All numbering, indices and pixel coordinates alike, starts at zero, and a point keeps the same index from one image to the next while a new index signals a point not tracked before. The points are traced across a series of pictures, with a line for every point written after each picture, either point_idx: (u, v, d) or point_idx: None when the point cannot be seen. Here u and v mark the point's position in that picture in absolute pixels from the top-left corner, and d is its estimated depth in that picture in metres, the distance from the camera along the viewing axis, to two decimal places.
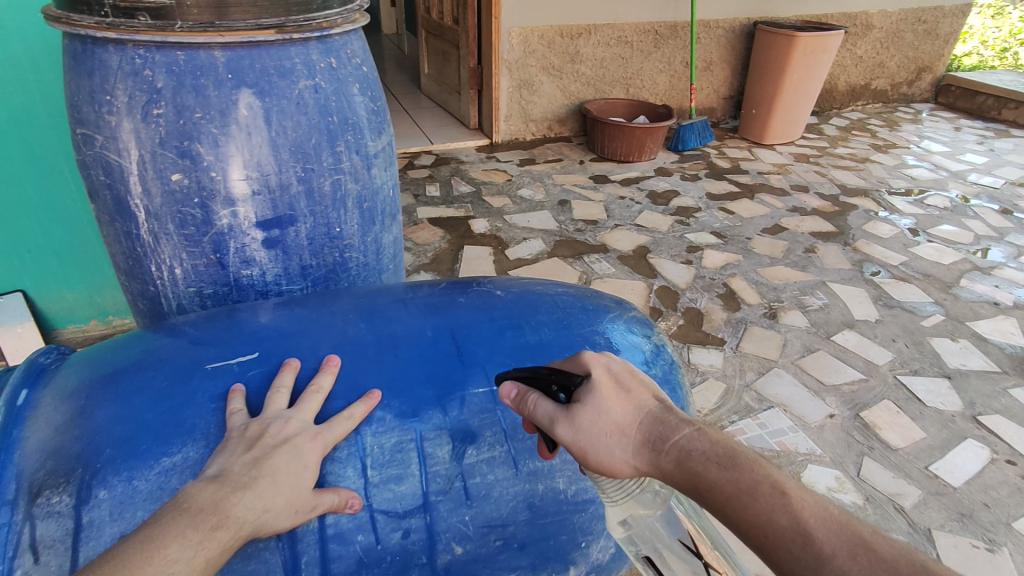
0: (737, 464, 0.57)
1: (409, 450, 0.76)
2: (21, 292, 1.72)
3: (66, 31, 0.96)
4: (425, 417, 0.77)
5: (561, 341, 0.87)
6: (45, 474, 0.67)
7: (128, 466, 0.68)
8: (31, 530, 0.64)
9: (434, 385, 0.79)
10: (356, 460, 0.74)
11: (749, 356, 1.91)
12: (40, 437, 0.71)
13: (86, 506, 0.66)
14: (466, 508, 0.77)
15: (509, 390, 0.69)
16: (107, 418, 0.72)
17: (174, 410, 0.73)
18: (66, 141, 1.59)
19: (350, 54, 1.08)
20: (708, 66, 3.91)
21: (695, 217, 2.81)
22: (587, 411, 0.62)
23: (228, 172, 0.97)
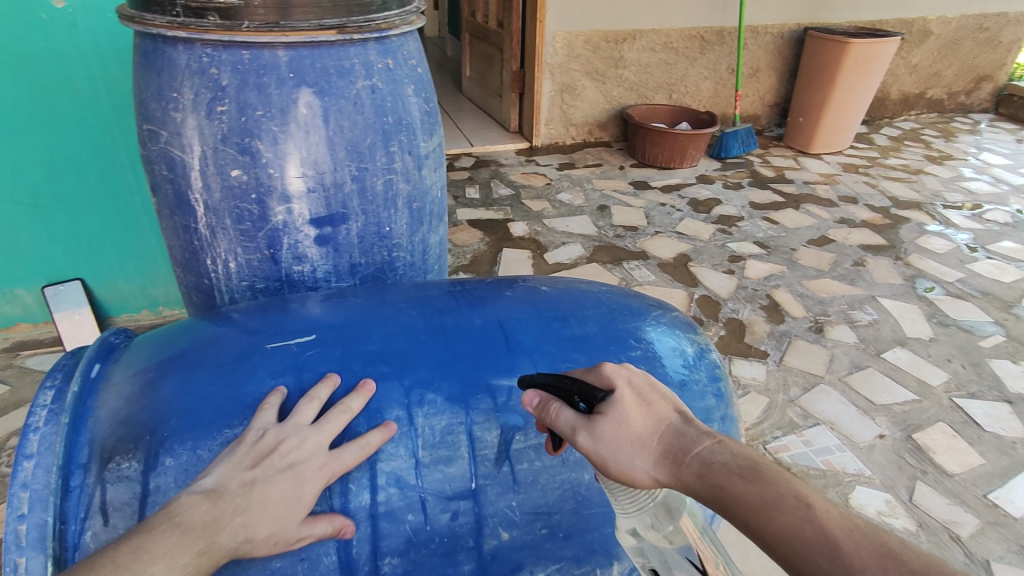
0: (760, 477, 0.56)
1: (458, 432, 0.76)
2: (80, 281, 1.78)
3: (137, 30, 1.00)
4: (474, 404, 0.77)
5: (607, 338, 0.86)
6: (116, 440, 0.71)
7: (193, 436, 0.71)
8: (103, 493, 0.68)
9: (482, 371, 0.79)
10: (407, 440, 0.74)
11: (793, 370, 1.86)
12: (111, 406, 0.75)
13: (154, 472, 0.69)
14: (513, 494, 0.76)
15: (531, 398, 0.69)
16: (174, 390, 0.75)
17: (235, 385, 0.75)
18: (128, 135, 1.65)
19: (406, 55, 1.09)
20: (755, 72, 3.83)
21: (738, 226, 2.75)
22: (609, 422, 0.61)
23: (286, 170, 0.98)
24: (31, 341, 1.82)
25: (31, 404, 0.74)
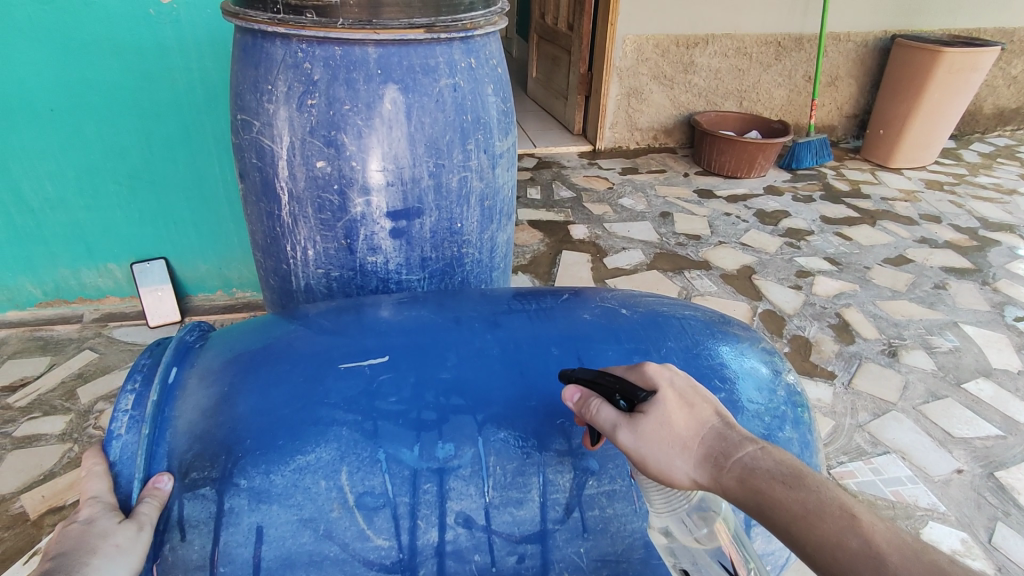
0: (804, 484, 0.55)
1: (530, 474, 0.74)
2: (164, 260, 1.90)
3: (239, 25, 1.05)
4: (547, 445, 0.76)
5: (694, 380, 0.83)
6: (193, 456, 0.72)
7: (267, 459, 0.71)
8: (179, 509, 0.69)
9: (558, 407, 0.78)
10: (477, 479, 0.73)
11: (862, 395, 1.77)
12: (188, 419, 0.75)
13: (228, 493, 0.69)
14: (581, 540, 0.74)
15: (571, 394, 0.69)
16: (249, 409, 0.75)
17: (309, 407, 0.75)
18: (219, 125, 1.74)
19: (488, 55, 1.10)
20: (833, 81, 3.68)
21: (807, 241, 2.65)
22: (651, 421, 0.61)
23: (367, 163, 1.02)
24: (117, 313, 1.94)
25: (112, 411, 0.75)
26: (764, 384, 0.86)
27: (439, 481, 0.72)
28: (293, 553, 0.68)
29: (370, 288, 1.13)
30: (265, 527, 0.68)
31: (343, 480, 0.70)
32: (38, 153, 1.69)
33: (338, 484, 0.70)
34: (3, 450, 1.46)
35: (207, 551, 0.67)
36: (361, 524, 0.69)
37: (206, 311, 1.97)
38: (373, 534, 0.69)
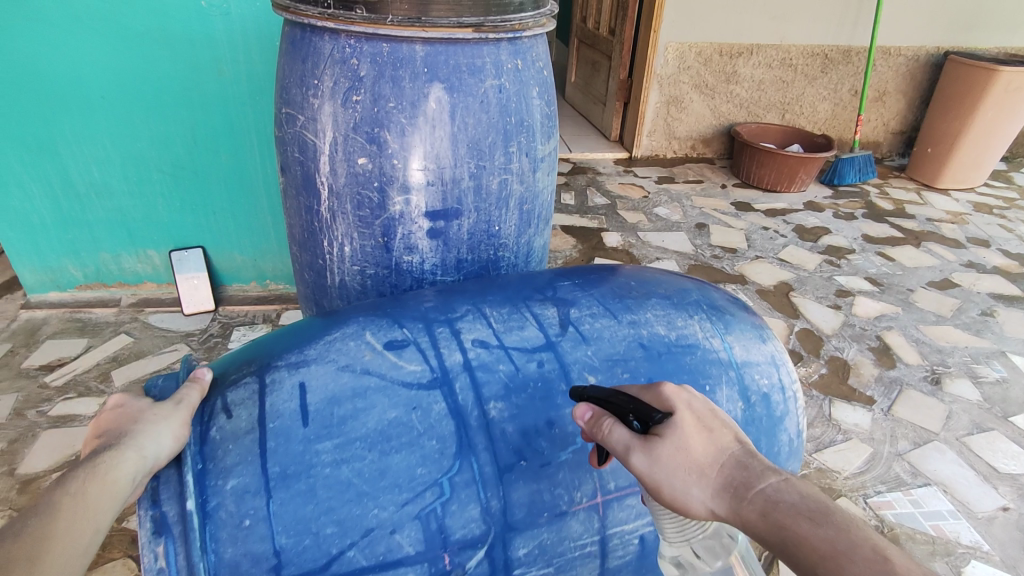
0: (832, 522, 0.52)
1: (522, 310, 0.87)
2: (201, 249, 1.93)
3: (288, 19, 1.05)
4: (530, 299, 0.90)
5: (628, 277, 0.99)
6: (230, 371, 0.81)
7: (297, 347, 0.81)
8: (223, 399, 0.75)
9: (529, 286, 0.94)
10: (481, 320, 0.84)
11: (902, 422, 1.70)
12: (219, 364, 0.86)
13: (268, 373, 0.77)
14: (585, 346, 0.83)
15: (583, 412, 0.65)
16: (276, 340, 0.87)
17: (329, 320, 0.88)
18: (262, 118, 1.76)
19: (535, 57, 1.09)
20: (880, 97, 3.58)
21: (847, 259, 2.57)
22: (668, 445, 0.58)
23: (409, 162, 1.01)
24: (154, 299, 1.98)
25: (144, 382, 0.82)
26: (695, 288, 0.99)
27: (449, 325, 0.83)
28: (337, 392, 0.74)
29: (404, 288, 1.12)
30: (307, 380, 0.75)
31: (368, 338, 0.81)
32: (87, 137, 1.73)
33: (364, 341, 0.80)
34: (39, 428, 1.49)
35: (255, 415, 0.72)
36: (391, 359, 0.78)
37: (240, 301, 1.99)
38: (403, 362, 0.77)
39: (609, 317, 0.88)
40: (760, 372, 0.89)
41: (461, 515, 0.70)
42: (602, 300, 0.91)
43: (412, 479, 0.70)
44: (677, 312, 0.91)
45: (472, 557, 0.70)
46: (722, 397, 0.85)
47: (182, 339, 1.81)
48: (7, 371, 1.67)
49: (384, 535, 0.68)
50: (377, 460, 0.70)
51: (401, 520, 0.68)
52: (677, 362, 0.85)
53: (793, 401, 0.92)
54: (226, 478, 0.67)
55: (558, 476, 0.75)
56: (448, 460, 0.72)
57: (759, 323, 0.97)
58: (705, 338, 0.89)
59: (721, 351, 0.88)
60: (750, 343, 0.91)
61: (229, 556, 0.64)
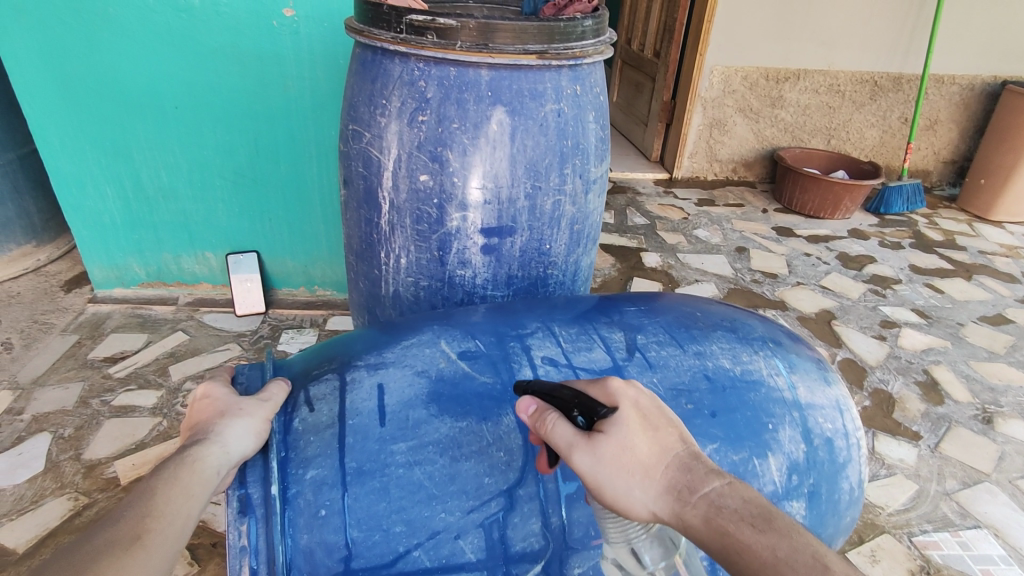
0: (774, 528, 0.54)
1: (590, 333, 0.89)
2: (257, 254, 2.02)
3: (360, 42, 1.10)
4: (596, 321, 0.92)
5: (693, 308, 0.99)
6: (315, 367, 0.87)
7: (376, 349, 0.87)
8: (308, 393, 0.81)
9: (593, 311, 0.96)
10: (550, 338, 0.88)
11: (950, 461, 1.65)
12: (303, 359, 0.93)
13: (349, 372, 0.83)
14: (651, 373, 0.84)
15: (528, 406, 0.66)
16: (357, 340, 0.93)
17: (404, 328, 0.93)
18: (321, 131, 1.84)
19: (592, 83, 1.12)
20: (932, 125, 3.51)
21: (893, 289, 2.52)
22: (612, 443, 0.58)
23: (469, 180, 1.05)
24: (209, 299, 2.07)
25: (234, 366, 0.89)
26: (756, 324, 0.98)
27: (520, 342, 0.86)
28: (411, 397, 0.78)
29: (455, 300, 1.16)
30: (385, 382, 0.80)
31: (443, 347, 0.85)
32: (159, 144, 1.83)
33: (439, 350, 0.85)
34: (102, 416, 1.57)
35: (336, 410, 0.78)
36: (464, 368, 0.82)
37: (287, 305, 2.07)
38: (476, 373, 0.81)
39: (675, 344, 0.88)
40: (824, 415, 0.88)
41: (522, 529, 0.73)
42: (668, 328, 0.91)
43: (479, 487, 0.73)
44: (742, 347, 0.90)
45: (529, 570, 0.73)
46: (784, 438, 0.84)
47: (234, 339, 1.89)
48: (74, 361, 1.77)
49: (449, 539, 0.71)
50: (447, 465, 0.73)
51: (466, 526, 0.71)
52: (740, 397, 0.84)
53: (856, 448, 0.91)
54: (306, 467, 0.73)
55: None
56: (514, 472, 0.74)
57: (825, 367, 0.96)
58: (770, 375, 0.88)
59: (785, 391, 0.87)
60: (814, 385, 0.90)
61: (305, 542, 0.69)
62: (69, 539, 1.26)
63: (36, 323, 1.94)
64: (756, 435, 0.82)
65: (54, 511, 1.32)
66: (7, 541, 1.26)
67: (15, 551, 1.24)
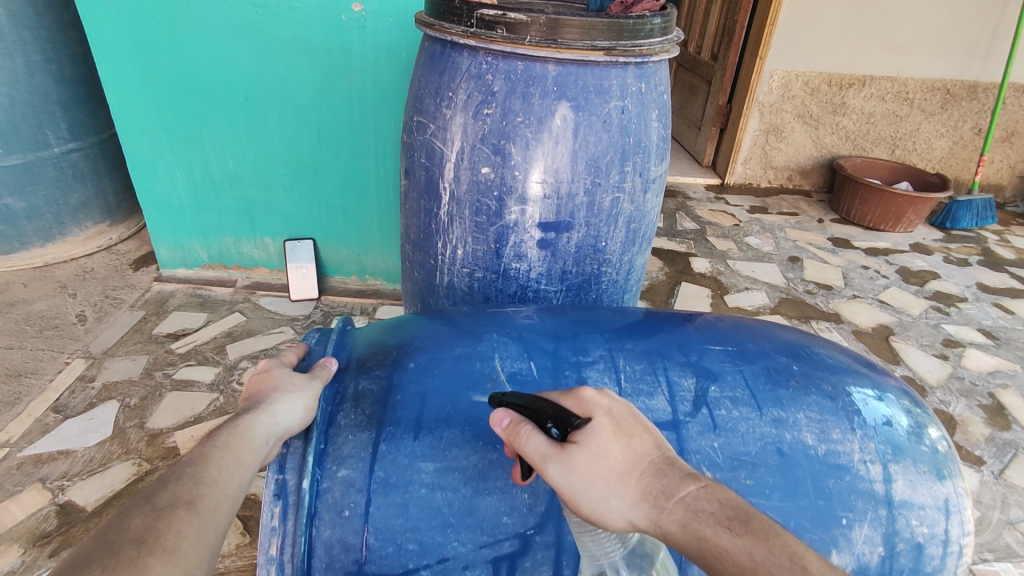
0: (750, 531, 0.55)
1: (658, 373, 0.83)
2: (312, 241, 2.08)
3: (430, 36, 1.12)
4: (670, 357, 0.86)
5: (788, 355, 0.89)
6: (371, 355, 0.89)
7: (433, 351, 0.87)
8: (355, 385, 0.83)
9: (668, 345, 0.88)
10: (610, 373, 0.83)
11: (1015, 489, 1.57)
12: (366, 336, 0.96)
13: (399, 371, 0.84)
14: (713, 435, 0.78)
15: (501, 418, 0.65)
16: (420, 331, 0.94)
17: (466, 331, 0.91)
18: (382, 125, 1.88)
19: (657, 81, 1.11)
20: (1008, 137, 3.33)
21: (958, 308, 2.40)
22: (584, 454, 0.59)
23: (529, 173, 1.06)
24: (265, 283, 2.15)
25: (304, 338, 0.95)
26: (863, 382, 0.87)
27: (577, 371, 0.83)
28: (450, 413, 0.78)
29: (508, 293, 1.18)
30: (428, 393, 0.80)
31: (495, 363, 0.84)
32: (228, 133, 1.91)
33: (491, 366, 0.84)
34: (164, 388, 1.65)
35: (376, 413, 0.78)
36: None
37: (340, 292, 2.13)
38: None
39: (752, 406, 0.81)
40: (921, 517, 0.77)
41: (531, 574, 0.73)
42: (750, 382, 0.83)
43: (496, 525, 0.73)
44: (836, 421, 0.80)
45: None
46: (859, 537, 0.75)
47: (288, 322, 1.95)
48: (141, 335, 1.86)
49: (457, 568, 0.72)
50: (468, 496, 0.74)
51: (475, 560, 0.72)
52: (815, 483, 0.76)
53: (955, 558, 0.78)
54: (340, 465, 0.74)
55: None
56: (534, 517, 0.74)
57: (945, 457, 0.82)
58: (862, 462, 0.78)
59: (877, 484, 0.77)
60: (918, 481, 0.79)
61: (327, 536, 0.71)
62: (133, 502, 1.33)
63: (107, 298, 2.05)
64: (823, 528, 0.75)
65: (119, 475, 1.39)
66: (78, 499, 1.34)
67: (85, 508, 1.32)
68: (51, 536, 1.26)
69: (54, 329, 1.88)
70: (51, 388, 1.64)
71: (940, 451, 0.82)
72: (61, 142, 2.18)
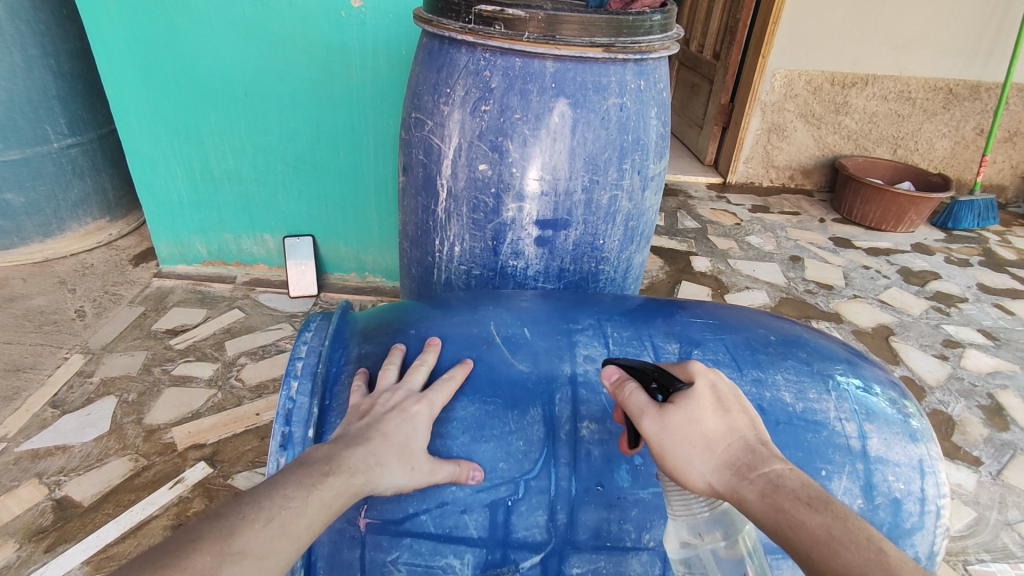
0: (829, 510, 0.54)
1: (644, 339, 0.85)
2: (312, 238, 2.08)
3: (428, 32, 1.12)
4: (653, 326, 0.88)
5: (768, 331, 0.90)
6: (373, 326, 0.91)
7: (433, 318, 0.90)
8: (359, 350, 0.86)
9: (654, 317, 0.90)
10: (599, 338, 0.84)
11: (1013, 490, 1.56)
12: (368, 311, 0.99)
13: (399, 337, 0.87)
14: None
15: (611, 372, 0.69)
16: (417, 307, 0.97)
17: (462, 308, 0.92)
18: (381, 122, 1.88)
19: (657, 78, 1.11)
20: (1010, 137, 3.31)
21: (959, 308, 2.39)
22: (679, 415, 0.61)
23: (527, 170, 1.05)
24: (264, 280, 2.15)
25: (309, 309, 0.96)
26: (845, 366, 0.87)
27: (568, 336, 0.84)
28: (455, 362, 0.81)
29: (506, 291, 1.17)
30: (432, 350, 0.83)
31: (492, 328, 0.86)
32: (227, 129, 1.91)
33: (488, 331, 0.85)
34: (162, 385, 1.65)
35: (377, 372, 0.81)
36: (506, 353, 0.81)
37: (339, 289, 2.13)
38: (515, 359, 0.80)
39: (732, 366, 0.81)
40: (896, 474, 0.77)
41: (526, 518, 0.73)
42: (732, 349, 0.84)
43: (493, 470, 0.73)
44: (813, 382, 0.81)
45: (527, 558, 0.73)
46: (837, 489, 0.76)
47: (286, 319, 1.95)
48: (140, 331, 1.86)
49: (455, 512, 0.72)
50: (466, 443, 0.74)
51: (473, 504, 0.72)
52: (793, 436, 0.76)
53: (933, 517, 0.78)
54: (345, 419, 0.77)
55: (630, 511, 0.73)
56: (529, 463, 0.73)
57: (919, 422, 0.82)
58: (837, 418, 0.79)
59: (853, 439, 0.78)
60: (892, 439, 0.79)
61: None
62: (130, 497, 1.34)
63: (107, 294, 2.05)
64: None
65: (116, 470, 1.40)
66: (74, 494, 1.34)
67: (81, 504, 1.32)
68: (47, 531, 1.27)
69: (53, 325, 1.88)
70: (49, 383, 1.65)
71: (912, 418, 0.82)
72: (61, 137, 2.18)
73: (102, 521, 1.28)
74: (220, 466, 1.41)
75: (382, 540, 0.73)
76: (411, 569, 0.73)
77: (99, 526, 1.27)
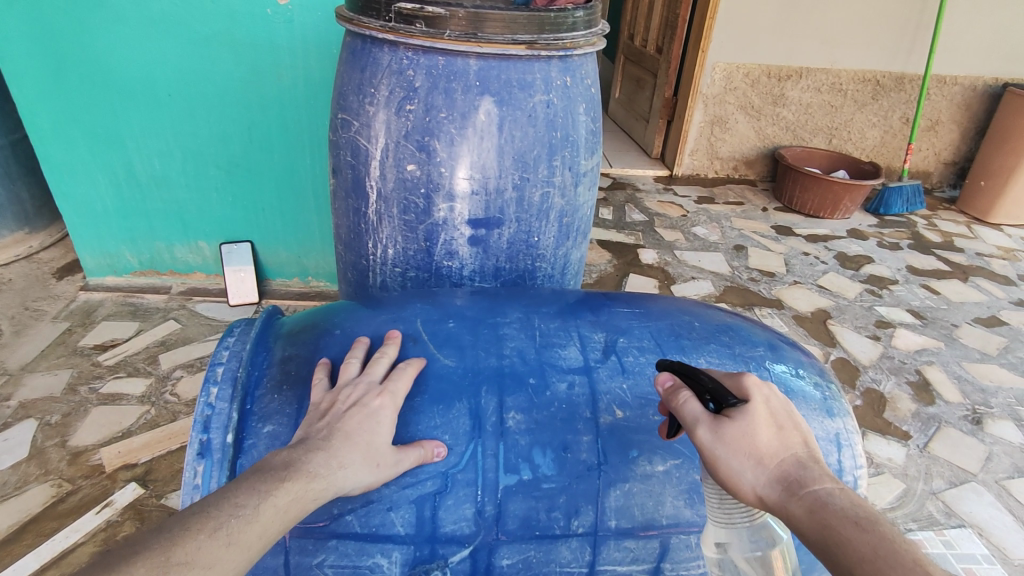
0: (878, 530, 0.54)
1: (570, 330, 0.85)
2: (249, 243, 2.01)
3: (350, 30, 1.09)
4: (581, 317, 0.88)
5: (692, 317, 0.92)
6: (300, 327, 0.89)
7: (362, 317, 0.88)
8: (283, 351, 0.84)
9: (584, 309, 0.91)
10: (526, 331, 0.84)
11: (938, 460, 1.65)
12: (297, 314, 0.96)
13: (325, 336, 0.85)
14: (622, 377, 0.80)
15: (665, 379, 0.69)
16: (346, 306, 0.95)
17: (389, 308, 0.91)
18: (317, 123, 1.83)
19: (583, 74, 1.11)
20: (933, 126, 3.49)
21: (890, 289, 2.51)
22: (736, 427, 0.61)
23: (456, 170, 1.04)
24: (201, 288, 2.07)
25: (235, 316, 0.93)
26: (768, 349, 0.89)
27: (494, 329, 0.84)
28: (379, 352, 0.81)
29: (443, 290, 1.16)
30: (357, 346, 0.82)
31: (418, 325, 0.84)
32: (154, 133, 1.83)
33: (414, 328, 0.84)
34: (89, 404, 1.57)
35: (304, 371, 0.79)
36: (431, 349, 0.80)
37: (282, 295, 2.07)
38: (440, 355, 0.80)
39: (657, 352, 0.83)
40: None
41: (454, 511, 0.71)
42: (656, 335, 0.86)
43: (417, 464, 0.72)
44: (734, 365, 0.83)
45: (456, 552, 0.72)
46: None
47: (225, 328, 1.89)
48: (65, 348, 1.77)
49: (381, 510, 0.71)
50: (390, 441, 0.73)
51: (399, 501, 0.71)
52: None
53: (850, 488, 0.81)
54: (265, 422, 0.75)
55: (558, 499, 0.73)
56: (455, 456, 0.73)
57: (836, 397, 0.85)
58: None
59: None
60: (810, 415, 0.81)
61: None
62: (52, 524, 1.27)
63: (27, 310, 1.94)
64: None
65: (36, 498, 1.32)
66: None
67: None
68: None
69: None
70: None
71: (829, 393, 0.85)
72: None
73: (21, 553, 1.21)
74: (152, 485, 1.36)
75: (307, 544, 0.71)
76: (338, 571, 0.71)
77: (17, 559, 1.20)
